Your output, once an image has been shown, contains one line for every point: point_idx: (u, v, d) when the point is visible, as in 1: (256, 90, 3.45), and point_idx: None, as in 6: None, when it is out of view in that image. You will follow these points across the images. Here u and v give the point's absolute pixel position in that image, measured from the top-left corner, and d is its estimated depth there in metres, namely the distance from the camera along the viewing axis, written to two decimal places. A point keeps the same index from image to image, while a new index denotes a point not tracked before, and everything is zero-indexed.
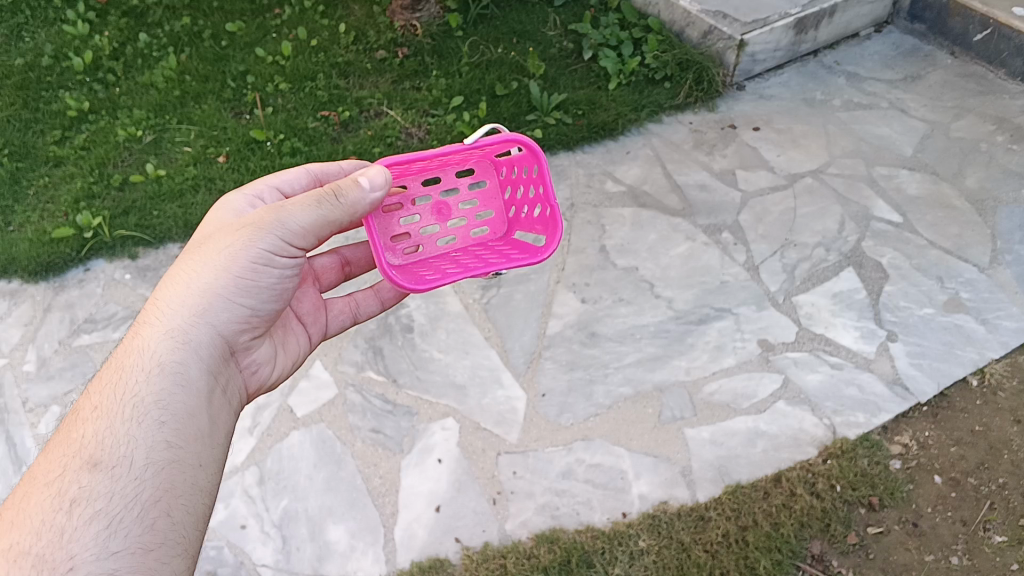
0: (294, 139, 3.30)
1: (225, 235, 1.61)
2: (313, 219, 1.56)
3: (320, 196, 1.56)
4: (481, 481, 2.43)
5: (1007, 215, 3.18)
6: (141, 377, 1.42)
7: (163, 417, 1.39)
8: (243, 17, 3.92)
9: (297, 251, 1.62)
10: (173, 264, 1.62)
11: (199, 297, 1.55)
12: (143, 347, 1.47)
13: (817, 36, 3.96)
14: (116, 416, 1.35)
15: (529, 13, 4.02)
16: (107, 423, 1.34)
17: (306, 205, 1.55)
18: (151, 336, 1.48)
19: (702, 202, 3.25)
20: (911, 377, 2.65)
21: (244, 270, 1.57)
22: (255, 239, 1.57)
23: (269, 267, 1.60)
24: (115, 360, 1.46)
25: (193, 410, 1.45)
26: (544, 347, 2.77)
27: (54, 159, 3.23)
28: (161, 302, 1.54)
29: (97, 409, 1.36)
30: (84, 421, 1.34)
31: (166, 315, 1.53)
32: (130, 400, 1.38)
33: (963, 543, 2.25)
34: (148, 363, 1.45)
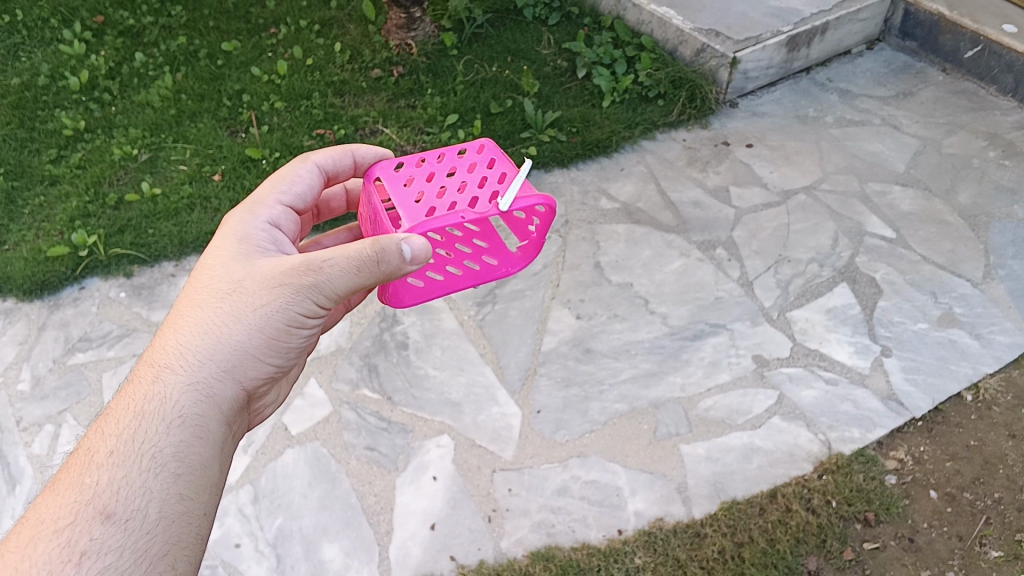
0: (289, 157, 3.32)
1: (256, 274, 1.47)
2: (351, 280, 1.47)
3: (362, 257, 1.45)
4: (476, 499, 2.42)
5: (999, 230, 3.20)
6: (159, 426, 1.29)
7: (180, 468, 1.27)
8: (239, 36, 3.95)
9: (328, 306, 1.51)
10: (195, 291, 1.47)
11: (222, 338, 1.42)
12: (160, 387, 1.33)
13: (809, 54, 3.99)
14: (133, 464, 1.23)
15: (523, 32, 4.04)
16: (123, 472, 1.21)
17: (347, 266, 1.45)
18: (169, 377, 1.35)
19: (697, 218, 3.26)
20: (906, 392, 2.65)
21: (273, 316, 1.45)
22: (289, 289, 1.45)
23: (297, 317, 1.48)
24: (126, 398, 1.33)
25: (209, 459, 1.33)
26: (539, 363, 2.77)
27: (50, 178, 3.24)
28: (178, 340, 1.41)
29: (111, 454, 1.23)
30: (95, 467, 1.22)
31: (186, 354, 1.39)
32: (146, 447, 1.26)
33: (960, 558, 2.24)
34: (166, 410, 1.31)
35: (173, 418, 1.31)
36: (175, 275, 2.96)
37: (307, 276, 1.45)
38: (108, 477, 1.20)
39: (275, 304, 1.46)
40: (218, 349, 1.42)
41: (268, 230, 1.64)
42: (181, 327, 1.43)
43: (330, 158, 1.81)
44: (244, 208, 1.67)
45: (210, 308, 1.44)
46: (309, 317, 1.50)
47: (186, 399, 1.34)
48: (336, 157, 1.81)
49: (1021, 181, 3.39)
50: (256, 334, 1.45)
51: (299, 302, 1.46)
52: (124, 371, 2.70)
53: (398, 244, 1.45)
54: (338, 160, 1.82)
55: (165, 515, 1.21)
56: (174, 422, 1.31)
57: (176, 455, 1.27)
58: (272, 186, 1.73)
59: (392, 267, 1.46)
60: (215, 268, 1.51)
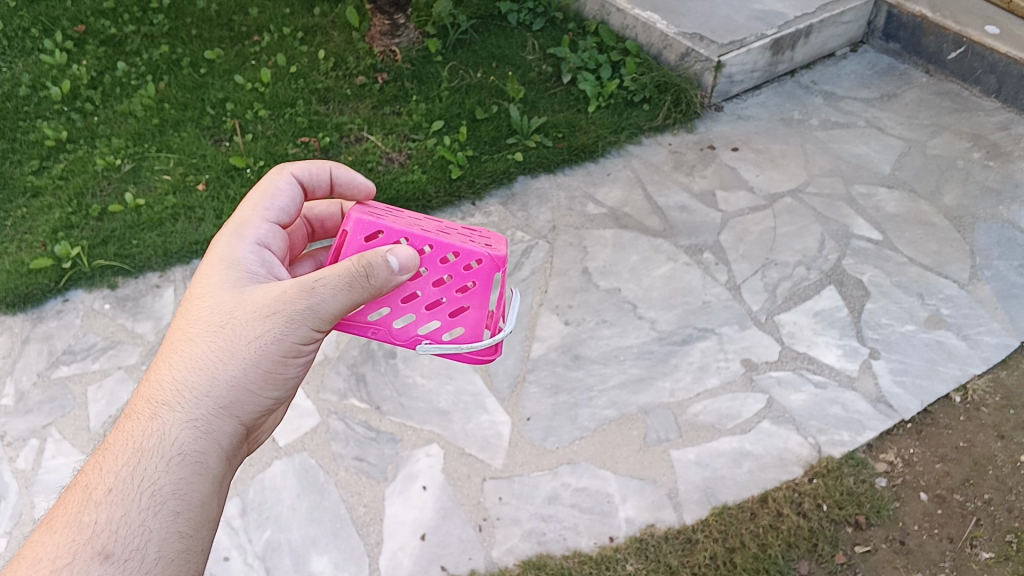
0: (274, 165, 3.30)
1: (246, 305, 1.44)
2: (343, 301, 1.42)
3: (351, 277, 1.41)
4: (467, 508, 2.41)
5: (984, 231, 3.21)
6: (159, 463, 1.28)
7: (180, 506, 1.26)
8: (222, 44, 3.93)
9: (324, 331, 1.47)
10: (185, 325, 1.44)
11: (215, 373, 1.39)
12: (158, 424, 1.32)
13: (793, 57, 4.00)
14: (131, 504, 1.22)
15: (507, 37, 4.04)
16: (122, 511, 1.21)
17: (340, 286, 1.41)
18: (167, 413, 1.34)
19: (684, 222, 3.26)
20: (894, 394, 2.65)
21: (266, 350, 1.42)
22: (281, 320, 1.41)
23: (292, 348, 1.44)
24: (123, 433, 1.31)
25: (208, 497, 1.32)
26: (528, 370, 2.76)
27: (32, 190, 3.21)
28: (176, 372, 1.38)
29: (110, 493, 1.23)
30: (94, 505, 1.21)
31: (180, 392, 1.36)
32: (145, 488, 1.25)
33: (950, 560, 2.25)
34: (165, 448, 1.30)
35: (172, 455, 1.30)
36: (160, 286, 2.94)
37: (299, 302, 1.41)
38: (106, 516, 1.20)
39: (272, 333, 1.42)
40: (216, 381, 1.39)
41: (255, 251, 1.57)
42: (178, 360, 1.40)
43: (308, 171, 1.70)
44: (229, 228, 1.59)
45: (206, 338, 1.41)
46: (306, 342, 1.46)
47: (184, 435, 1.32)
48: (313, 170, 1.70)
49: (1006, 181, 3.40)
50: (254, 364, 1.42)
51: (296, 329, 1.42)
52: (109, 384, 2.67)
53: (385, 259, 1.44)
54: (317, 174, 1.71)
55: (165, 555, 1.21)
56: (173, 460, 1.29)
57: (175, 494, 1.27)
58: (254, 201, 1.63)
59: (381, 281, 1.45)
60: (206, 294, 1.47)
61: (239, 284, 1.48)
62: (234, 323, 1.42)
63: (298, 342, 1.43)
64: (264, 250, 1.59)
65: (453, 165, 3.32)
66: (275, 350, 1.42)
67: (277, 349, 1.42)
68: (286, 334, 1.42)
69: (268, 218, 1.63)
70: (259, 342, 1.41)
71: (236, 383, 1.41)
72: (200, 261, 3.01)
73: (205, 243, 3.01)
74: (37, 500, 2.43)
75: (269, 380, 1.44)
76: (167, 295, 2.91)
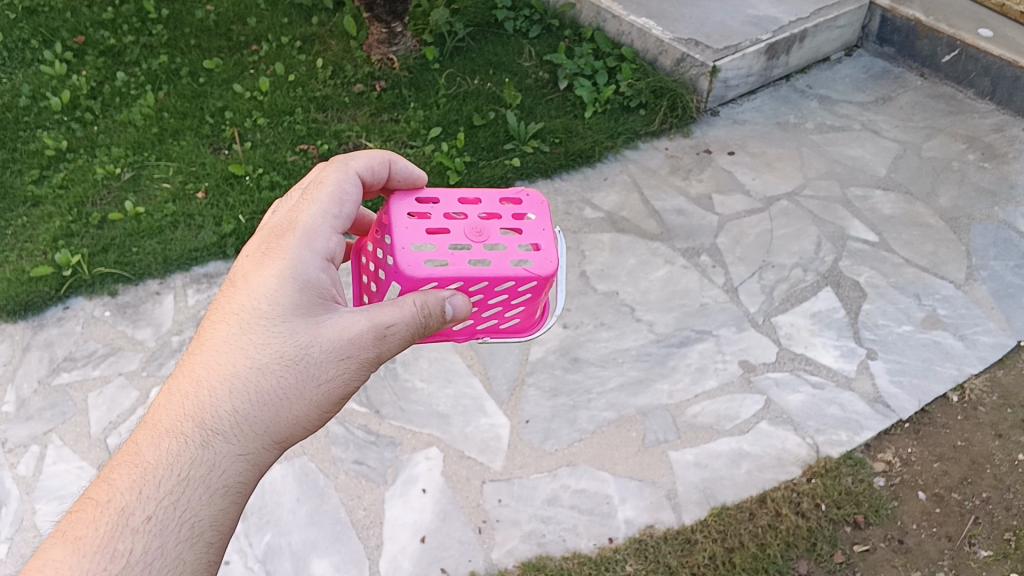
0: (273, 173, 3.32)
1: (316, 340, 1.38)
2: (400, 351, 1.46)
3: (417, 335, 1.46)
4: (466, 511, 2.41)
5: (980, 232, 3.23)
6: (204, 496, 1.22)
7: (215, 541, 1.21)
8: (220, 54, 3.95)
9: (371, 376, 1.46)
10: (246, 342, 1.35)
11: (274, 408, 1.33)
12: (211, 455, 1.25)
13: (788, 61, 4.02)
14: (171, 537, 1.17)
15: (504, 44, 4.06)
16: (161, 542, 1.16)
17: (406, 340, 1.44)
18: (220, 444, 1.26)
19: (680, 226, 3.28)
20: (892, 394, 2.66)
21: (326, 391, 1.37)
22: (350, 366, 1.39)
23: (344, 392, 1.41)
24: (170, 453, 1.23)
25: None
26: (526, 373, 2.77)
27: (33, 199, 3.23)
28: (233, 394, 1.30)
29: (149, 521, 1.17)
30: (130, 531, 1.15)
31: (237, 424, 1.29)
32: (186, 524, 1.19)
33: (949, 558, 2.25)
34: (212, 479, 1.24)
35: (218, 487, 1.24)
36: (160, 293, 2.95)
37: (369, 351, 1.41)
38: (143, 545, 1.15)
39: (340, 375, 1.38)
40: (271, 414, 1.33)
41: (322, 268, 1.47)
42: (237, 383, 1.32)
43: (369, 166, 1.61)
44: (296, 232, 1.47)
45: (274, 370, 1.34)
46: (356, 386, 1.43)
47: (232, 468, 1.26)
48: (375, 166, 1.62)
49: (1001, 182, 3.42)
50: (312, 405, 1.37)
51: (356, 377, 1.40)
52: (110, 391, 2.69)
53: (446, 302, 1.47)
54: (377, 169, 1.63)
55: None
56: (217, 492, 1.24)
57: (213, 529, 1.21)
58: (321, 206, 1.52)
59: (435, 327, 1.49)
60: (275, 316, 1.37)
61: (310, 311, 1.41)
62: (302, 358, 1.36)
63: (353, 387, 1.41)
64: (331, 266, 1.48)
65: (451, 171, 3.33)
66: (332, 393, 1.39)
67: (333, 393, 1.39)
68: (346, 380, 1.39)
69: (337, 229, 1.52)
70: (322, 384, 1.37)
71: (293, 419, 1.35)
72: (199, 268, 3.02)
73: (205, 250, 3.03)
74: (39, 506, 2.44)
75: (321, 417, 1.40)
76: (167, 301, 2.92)
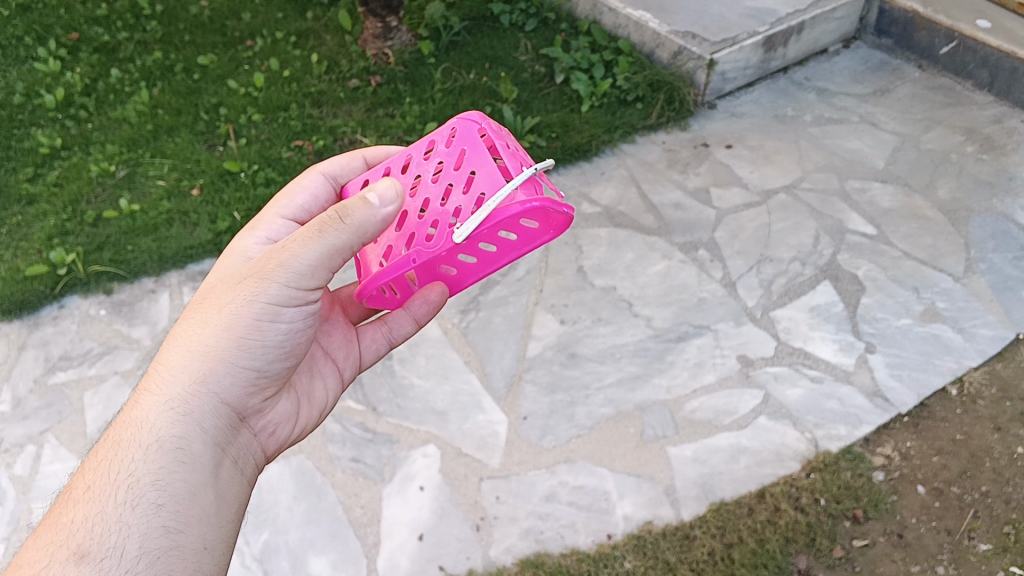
0: (268, 169, 3.30)
1: (224, 291, 1.55)
2: (320, 251, 1.48)
3: (324, 225, 1.48)
4: (464, 508, 2.40)
5: (979, 224, 3.21)
6: (137, 454, 1.36)
7: (160, 498, 1.33)
8: (215, 50, 3.93)
9: (303, 293, 1.54)
10: (174, 327, 1.56)
11: (198, 361, 1.49)
12: (140, 415, 1.41)
13: (786, 54, 4.00)
14: (108, 499, 1.29)
15: (500, 39, 4.05)
16: (98, 507, 1.28)
17: (311, 239, 1.48)
18: (147, 402, 1.43)
19: (678, 220, 3.26)
20: (891, 388, 2.65)
21: (243, 324, 1.51)
22: (259, 292, 1.51)
23: (273, 322, 1.54)
24: (111, 432, 1.41)
25: (195, 486, 1.39)
26: (524, 369, 2.76)
27: (27, 197, 3.21)
28: (162, 366, 1.49)
29: (89, 489, 1.31)
30: (76, 504, 1.29)
31: (165, 384, 1.46)
32: (125, 482, 1.32)
33: (949, 552, 2.24)
34: (144, 436, 1.38)
35: (152, 442, 1.39)
36: (156, 291, 2.94)
37: (271, 264, 1.51)
38: (83, 514, 1.27)
39: (246, 305, 1.51)
40: (195, 363, 1.49)
41: (266, 246, 1.80)
42: (163, 355, 1.51)
43: (338, 165, 1.87)
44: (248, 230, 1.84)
45: (187, 330, 1.52)
46: (281, 307, 1.53)
47: (162, 421, 1.41)
48: (339, 163, 1.87)
49: (999, 174, 3.41)
50: (226, 333, 1.51)
51: (265, 295, 1.51)
52: (105, 390, 2.67)
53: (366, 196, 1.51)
54: (348, 166, 1.88)
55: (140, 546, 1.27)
56: (152, 447, 1.38)
57: (153, 481, 1.34)
58: (278, 206, 1.86)
59: (363, 218, 1.50)
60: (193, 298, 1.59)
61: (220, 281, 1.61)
62: (212, 310, 1.53)
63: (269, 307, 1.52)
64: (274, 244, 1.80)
65: None
66: (256, 326, 1.52)
67: (259, 325, 1.52)
68: (264, 308, 1.51)
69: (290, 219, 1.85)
70: (238, 322, 1.51)
71: (213, 356, 1.50)
72: (195, 266, 3.01)
73: (200, 247, 3.01)
74: (35, 505, 2.43)
75: (249, 348, 1.53)
76: (163, 299, 2.91)
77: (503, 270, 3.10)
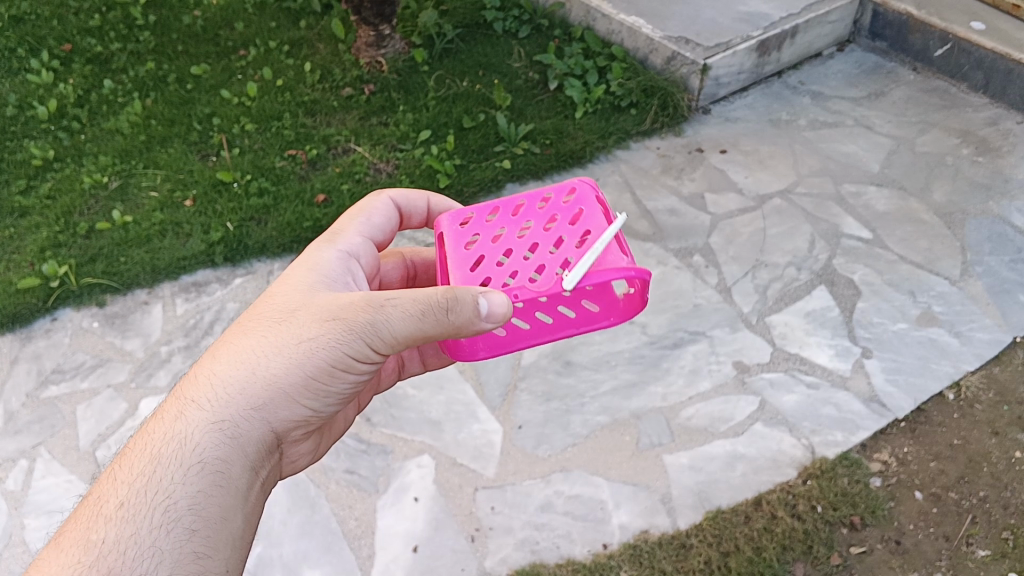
0: (261, 179, 3.30)
1: (304, 319, 1.48)
2: (409, 325, 1.41)
3: (427, 306, 1.40)
4: (459, 519, 2.38)
5: (975, 227, 3.20)
6: (177, 473, 1.29)
7: (196, 526, 1.26)
8: (208, 59, 3.94)
9: (382, 351, 1.47)
10: (237, 331, 1.49)
11: (258, 384, 1.42)
12: (185, 428, 1.34)
13: (780, 58, 3.99)
14: (141, 522, 1.22)
15: (494, 45, 4.04)
16: (132, 529, 1.20)
17: (411, 310, 1.40)
18: (195, 414, 1.36)
19: (673, 226, 3.25)
20: (888, 393, 2.64)
21: (317, 365, 1.45)
22: (340, 340, 1.44)
23: (342, 371, 1.48)
24: (154, 439, 1.33)
25: (228, 513, 1.31)
26: (519, 378, 2.74)
27: (20, 210, 3.20)
28: (218, 377, 1.41)
29: (122, 505, 1.23)
30: (106, 520, 1.21)
31: (220, 401, 1.38)
32: (160, 503, 1.25)
33: (947, 559, 2.23)
34: (188, 455, 1.31)
35: (193, 463, 1.31)
36: (149, 303, 2.93)
37: (363, 313, 1.43)
38: (115, 534, 1.20)
39: (324, 335, 1.45)
40: (249, 378, 1.42)
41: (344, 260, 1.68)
42: (224, 356, 1.45)
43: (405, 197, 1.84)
44: (324, 237, 1.72)
45: (255, 338, 1.46)
46: (359, 359, 1.47)
47: (209, 442, 1.34)
48: (415, 197, 1.86)
49: (995, 176, 3.40)
50: (296, 367, 1.44)
51: (348, 339, 1.44)
52: (98, 403, 2.66)
53: (475, 298, 1.38)
54: (413, 201, 1.86)
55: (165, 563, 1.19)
56: (193, 468, 1.30)
57: (190, 508, 1.26)
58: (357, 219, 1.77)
59: (462, 318, 1.39)
60: (274, 296, 1.54)
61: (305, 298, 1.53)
62: (287, 333, 1.46)
63: (349, 355, 1.45)
64: (351, 260, 1.70)
65: (442, 174, 3.33)
66: (325, 372, 1.46)
67: (328, 371, 1.46)
68: (340, 357, 1.45)
69: (363, 232, 1.76)
70: (309, 360, 1.44)
71: (273, 380, 1.43)
72: (188, 277, 3.00)
73: (193, 258, 3.01)
74: (28, 520, 2.42)
75: (309, 382, 1.46)
76: (156, 311, 2.90)
77: None
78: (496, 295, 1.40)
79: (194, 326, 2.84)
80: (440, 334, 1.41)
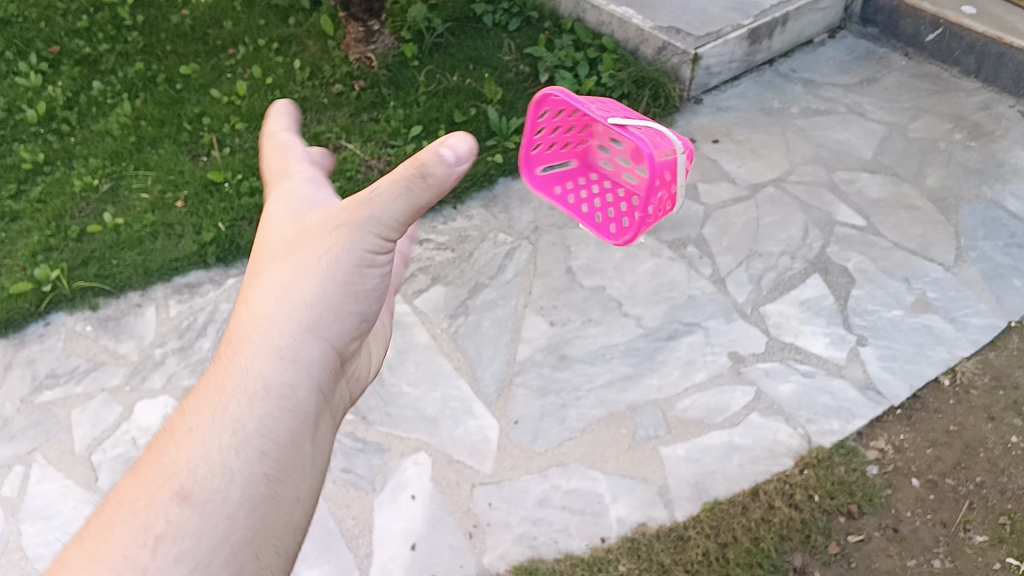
0: (252, 178, 3.29)
1: (321, 232, 1.37)
2: (401, 206, 1.31)
3: (406, 178, 1.29)
4: (456, 515, 2.37)
5: (969, 212, 3.20)
6: (242, 399, 1.24)
7: (266, 447, 1.22)
8: (197, 59, 3.92)
9: (396, 236, 1.36)
10: (265, 256, 1.42)
11: (302, 305, 1.34)
12: (244, 358, 1.29)
13: (771, 46, 3.98)
14: (208, 444, 1.18)
15: (484, 39, 4.03)
16: (200, 452, 1.17)
17: (395, 189, 1.30)
18: (250, 344, 1.31)
19: (666, 217, 3.24)
20: (883, 381, 2.64)
21: (345, 268, 1.34)
22: (353, 240, 1.33)
23: (372, 267, 1.37)
24: (212, 368, 1.28)
25: (298, 436, 1.27)
26: (515, 373, 2.73)
27: (10, 214, 3.18)
28: (262, 302, 1.34)
29: (191, 431, 1.20)
30: (176, 448, 1.18)
31: (271, 327, 1.32)
32: (226, 426, 1.20)
33: (944, 545, 2.23)
34: (247, 377, 1.26)
35: (256, 388, 1.26)
36: (142, 305, 2.93)
37: (361, 211, 1.33)
38: (185, 460, 1.16)
39: (343, 244, 1.34)
40: (292, 299, 1.34)
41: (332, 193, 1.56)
42: (263, 285, 1.37)
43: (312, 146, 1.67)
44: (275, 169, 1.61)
45: (284, 258, 1.37)
46: (379, 250, 1.36)
47: (271, 369, 1.29)
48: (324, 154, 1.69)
49: (989, 161, 3.40)
50: (330, 278, 1.35)
51: (362, 237, 1.33)
52: (93, 407, 2.65)
53: (439, 148, 1.26)
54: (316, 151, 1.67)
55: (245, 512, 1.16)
56: (256, 394, 1.25)
57: (258, 431, 1.22)
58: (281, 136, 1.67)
59: (440, 175, 1.27)
60: (279, 223, 1.46)
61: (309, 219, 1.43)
62: (309, 246, 1.36)
63: (367, 249, 1.34)
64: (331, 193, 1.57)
65: None
66: (358, 273, 1.36)
67: (359, 271, 1.35)
68: (363, 254, 1.34)
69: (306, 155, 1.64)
70: (337, 266, 1.34)
71: (315, 296, 1.35)
72: (181, 278, 3.00)
73: (185, 260, 3.00)
74: (26, 526, 2.41)
75: (348, 292, 1.36)
76: (149, 314, 2.90)
77: (490, 272, 3.06)
78: (458, 135, 1.29)
79: (187, 328, 2.84)
80: (414, 180, 1.28)
